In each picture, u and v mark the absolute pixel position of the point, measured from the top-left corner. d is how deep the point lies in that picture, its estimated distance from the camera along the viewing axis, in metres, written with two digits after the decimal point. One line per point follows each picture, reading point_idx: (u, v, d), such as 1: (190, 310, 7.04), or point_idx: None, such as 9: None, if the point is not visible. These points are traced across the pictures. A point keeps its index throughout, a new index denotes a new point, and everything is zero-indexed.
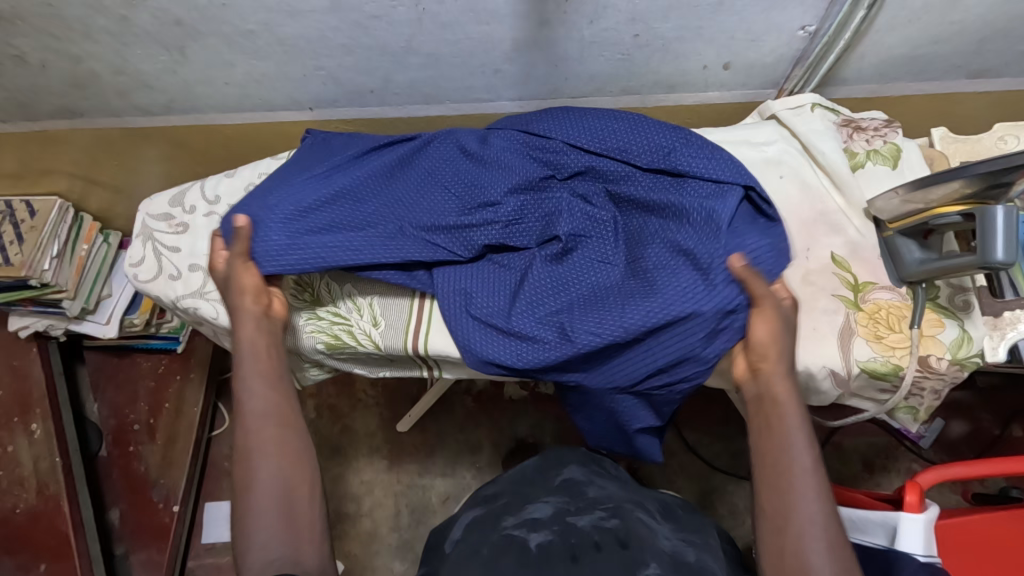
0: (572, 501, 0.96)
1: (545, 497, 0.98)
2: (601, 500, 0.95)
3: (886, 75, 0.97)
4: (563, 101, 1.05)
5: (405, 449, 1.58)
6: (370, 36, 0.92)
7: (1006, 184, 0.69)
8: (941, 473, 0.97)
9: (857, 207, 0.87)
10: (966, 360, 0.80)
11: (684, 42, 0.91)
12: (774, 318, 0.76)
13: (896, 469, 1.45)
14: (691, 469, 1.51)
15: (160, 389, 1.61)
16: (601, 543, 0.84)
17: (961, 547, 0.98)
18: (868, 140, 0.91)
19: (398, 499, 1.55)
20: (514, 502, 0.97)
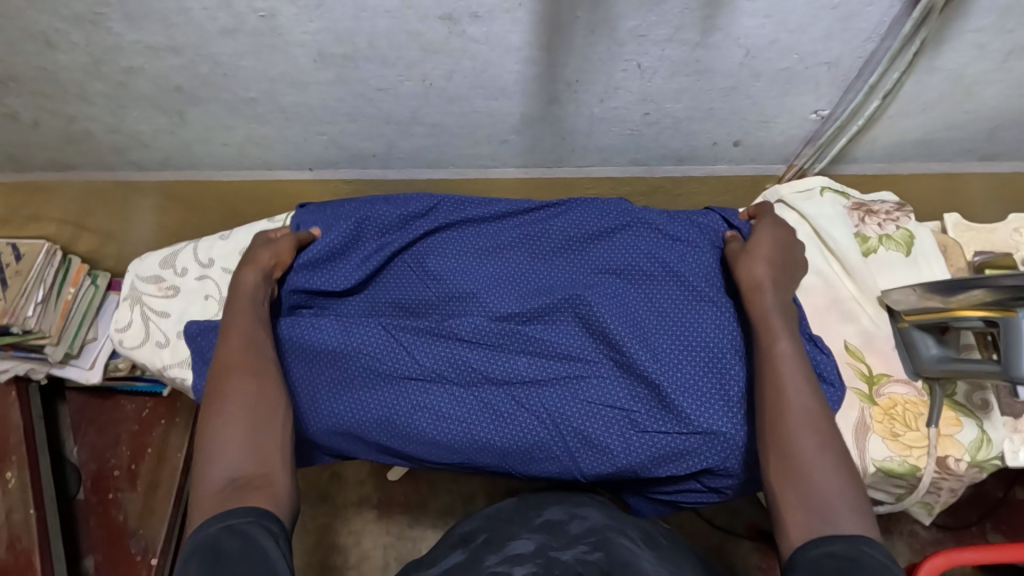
0: (556, 538, 0.79)
1: (527, 534, 0.81)
2: (584, 535, 0.79)
3: (896, 155, 0.96)
4: (568, 169, 1.04)
5: (395, 500, 1.53)
6: (374, 107, 0.89)
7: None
8: (950, 559, 0.94)
9: (870, 295, 0.85)
10: (985, 462, 0.77)
11: (694, 121, 0.90)
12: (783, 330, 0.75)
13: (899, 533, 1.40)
14: (690, 527, 1.44)
15: (143, 433, 1.54)
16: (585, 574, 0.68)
17: None
18: (880, 225, 0.89)
19: (387, 551, 1.49)
20: (496, 540, 0.82)
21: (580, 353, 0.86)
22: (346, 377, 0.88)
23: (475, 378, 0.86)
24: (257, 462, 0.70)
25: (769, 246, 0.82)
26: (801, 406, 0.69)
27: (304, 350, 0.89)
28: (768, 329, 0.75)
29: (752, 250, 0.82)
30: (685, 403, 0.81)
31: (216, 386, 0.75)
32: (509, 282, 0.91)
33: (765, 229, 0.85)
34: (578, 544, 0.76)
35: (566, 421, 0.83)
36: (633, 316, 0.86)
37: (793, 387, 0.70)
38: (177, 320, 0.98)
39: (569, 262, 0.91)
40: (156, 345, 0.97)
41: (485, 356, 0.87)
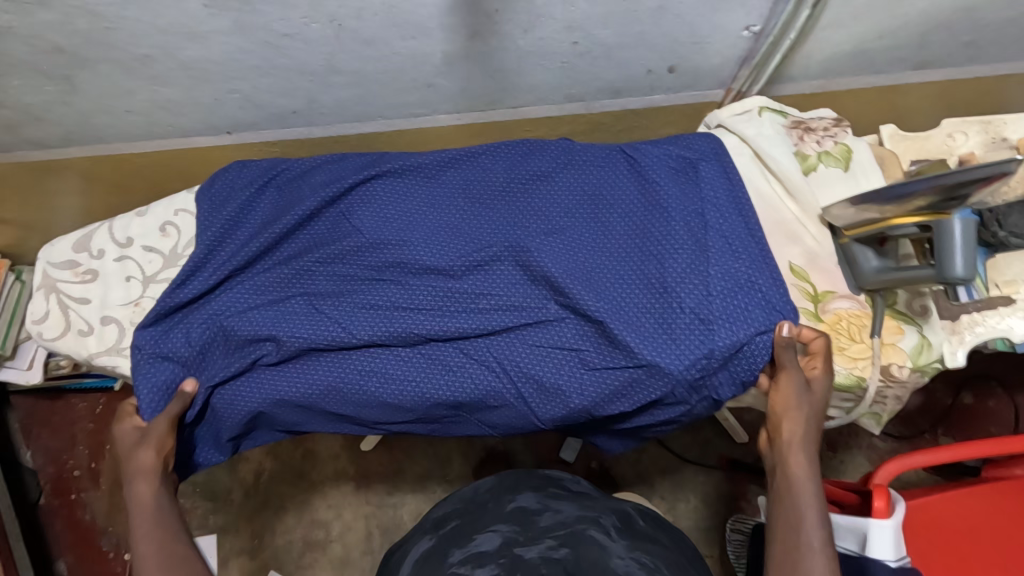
0: (523, 530, 0.84)
1: (496, 524, 0.85)
2: (552, 530, 0.85)
3: (832, 70, 0.95)
4: (504, 111, 0.99)
5: (372, 471, 1.46)
6: (284, 56, 0.83)
7: (1001, 214, 0.75)
8: (902, 463, 0.94)
9: (812, 214, 0.85)
10: (927, 366, 0.79)
11: (625, 49, 0.86)
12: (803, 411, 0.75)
13: (858, 446, 1.42)
14: (663, 464, 1.44)
15: (100, 430, 1.48)
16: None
17: (926, 528, 0.95)
18: (819, 141, 0.88)
19: (369, 521, 1.43)
20: (466, 530, 0.85)
21: (525, 298, 0.84)
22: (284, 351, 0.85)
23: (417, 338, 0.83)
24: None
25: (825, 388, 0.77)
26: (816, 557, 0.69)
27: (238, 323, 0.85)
28: (794, 508, 0.72)
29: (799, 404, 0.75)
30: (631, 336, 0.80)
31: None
32: (444, 234, 0.87)
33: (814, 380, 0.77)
34: (544, 538, 0.84)
35: (514, 368, 0.82)
36: (573, 255, 0.84)
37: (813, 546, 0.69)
38: (100, 306, 0.92)
39: (505, 207, 0.88)
40: (80, 334, 0.91)
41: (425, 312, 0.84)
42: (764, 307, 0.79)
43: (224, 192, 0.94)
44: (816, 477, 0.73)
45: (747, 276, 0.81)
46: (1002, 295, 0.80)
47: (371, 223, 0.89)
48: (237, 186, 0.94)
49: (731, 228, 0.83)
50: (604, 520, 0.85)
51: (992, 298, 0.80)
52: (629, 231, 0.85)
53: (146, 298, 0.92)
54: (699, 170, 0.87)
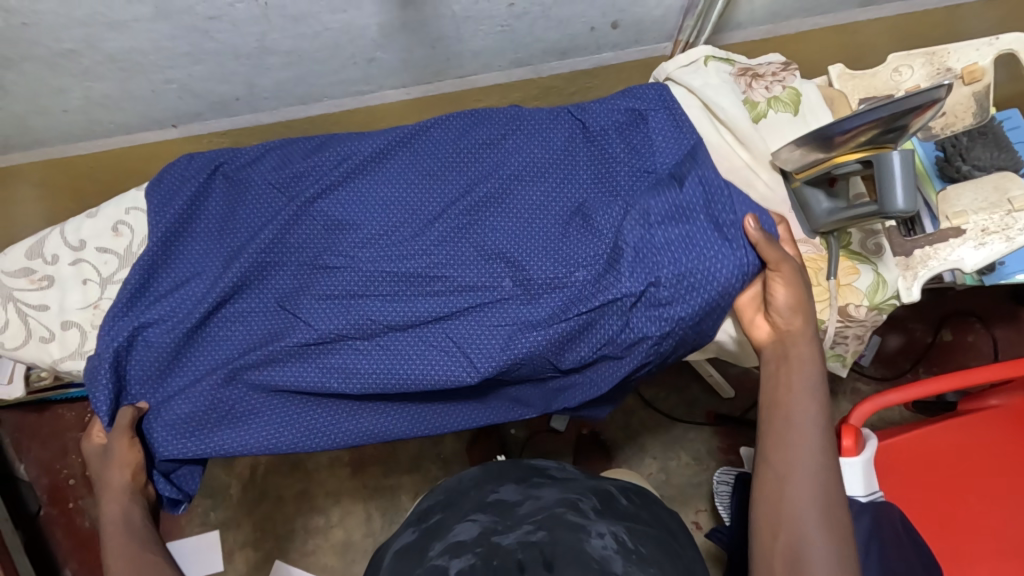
0: (503, 519, 0.76)
1: (473, 515, 0.78)
2: (532, 514, 0.75)
3: (778, 13, 0.94)
4: (452, 82, 0.98)
5: (366, 454, 1.47)
6: (214, 40, 0.80)
7: (965, 148, 0.85)
8: (875, 402, 0.94)
9: (763, 161, 0.84)
10: (883, 304, 0.80)
11: (563, 6, 0.84)
12: (793, 279, 0.76)
13: (843, 391, 1.44)
14: (652, 424, 1.46)
15: None
16: (525, 563, 0.64)
17: (898, 467, 0.97)
18: (767, 87, 0.87)
19: (368, 503, 1.44)
20: (445, 525, 0.79)
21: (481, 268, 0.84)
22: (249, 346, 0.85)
23: (380, 320, 0.83)
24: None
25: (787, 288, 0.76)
26: (808, 436, 0.69)
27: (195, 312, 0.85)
28: (784, 386, 0.72)
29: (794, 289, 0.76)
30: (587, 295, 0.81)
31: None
32: (397, 208, 0.88)
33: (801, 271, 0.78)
34: (522, 524, 0.72)
35: (473, 335, 0.83)
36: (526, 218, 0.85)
37: (804, 424, 0.70)
38: (58, 312, 0.91)
39: (456, 177, 0.88)
40: (43, 341, 0.90)
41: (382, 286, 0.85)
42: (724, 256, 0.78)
43: (170, 186, 0.92)
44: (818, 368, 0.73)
45: (702, 225, 0.80)
46: (952, 227, 0.80)
47: (325, 209, 0.88)
48: (179, 178, 0.93)
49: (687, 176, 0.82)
50: (584, 505, 0.79)
51: (943, 230, 0.80)
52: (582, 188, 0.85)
53: (104, 300, 0.91)
54: (649, 122, 0.86)
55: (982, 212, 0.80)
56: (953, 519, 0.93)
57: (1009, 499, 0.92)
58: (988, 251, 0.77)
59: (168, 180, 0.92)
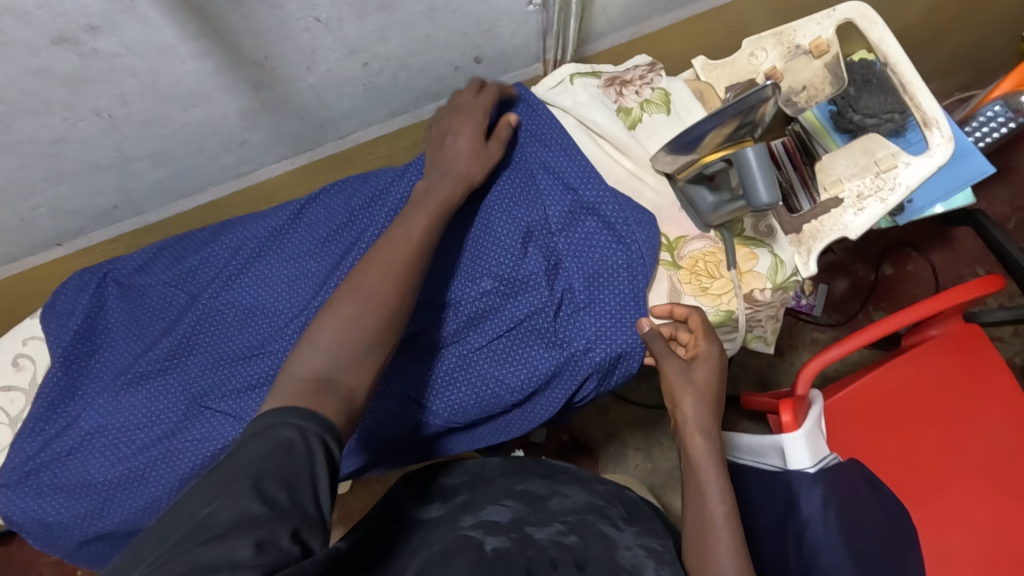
0: (532, 512, 0.78)
1: (505, 500, 0.79)
2: (563, 514, 0.77)
3: (638, 15, 0.95)
4: (333, 144, 0.97)
5: None
6: (68, 161, 0.78)
7: (853, 99, 0.88)
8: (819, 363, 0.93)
9: (646, 166, 0.85)
10: (786, 282, 0.81)
11: (419, 55, 0.83)
12: (681, 368, 0.75)
13: (803, 345, 1.46)
14: (628, 417, 1.46)
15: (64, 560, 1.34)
16: (557, 561, 0.68)
17: (858, 412, 0.97)
18: (638, 92, 0.88)
19: None
20: (476, 500, 0.79)
21: None
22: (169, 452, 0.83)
23: None
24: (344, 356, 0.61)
25: (677, 370, 0.74)
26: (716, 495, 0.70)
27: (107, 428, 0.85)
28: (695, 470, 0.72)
29: (684, 386, 0.74)
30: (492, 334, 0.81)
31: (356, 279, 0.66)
32: (291, 284, 0.87)
33: (700, 355, 0.75)
34: (554, 522, 0.75)
35: (389, 397, 0.81)
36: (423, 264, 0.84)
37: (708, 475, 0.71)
38: None
39: (347, 238, 0.87)
40: None
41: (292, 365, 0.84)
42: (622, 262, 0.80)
43: (61, 306, 0.90)
44: (712, 440, 0.73)
45: (598, 238, 0.81)
46: (832, 197, 0.82)
47: (223, 298, 0.87)
48: (64, 300, 0.91)
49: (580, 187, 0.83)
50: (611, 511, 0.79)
51: (824, 202, 0.82)
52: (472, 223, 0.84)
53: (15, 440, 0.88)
54: (524, 141, 0.86)
55: (857, 177, 0.82)
56: (927, 461, 0.93)
57: (983, 433, 0.93)
58: (867, 214, 0.80)
59: (64, 285, 0.92)
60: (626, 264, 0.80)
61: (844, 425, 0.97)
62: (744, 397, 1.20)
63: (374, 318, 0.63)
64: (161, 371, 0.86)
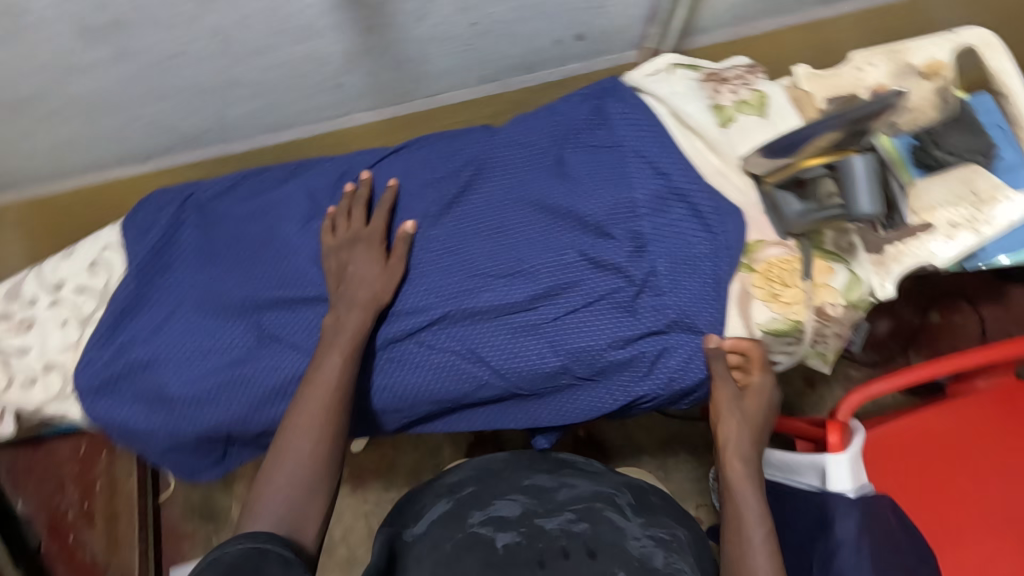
0: (542, 502, 0.86)
1: (513, 493, 0.87)
2: (571, 502, 0.86)
3: (743, 15, 0.94)
4: (421, 101, 0.98)
5: (365, 470, 1.46)
6: (177, 77, 0.80)
7: (937, 134, 0.84)
8: (864, 394, 0.92)
9: (733, 164, 0.85)
10: (860, 301, 0.80)
11: (526, 23, 0.84)
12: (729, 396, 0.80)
13: (834, 379, 1.44)
14: (647, 423, 1.46)
15: (82, 470, 1.35)
16: (569, 550, 0.79)
17: (894, 449, 0.95)
18: (734, 91, 0.88)
19: (370, 519, 1.44)
20: (483, 494, 0.87)
21: (465, 286, 0.85)
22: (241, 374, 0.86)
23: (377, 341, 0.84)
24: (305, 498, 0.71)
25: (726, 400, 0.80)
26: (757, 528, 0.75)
27: (182, 340, 0.88)
28: (733, 500, 0.78)
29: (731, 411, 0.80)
30: (569, 305, 0.84)
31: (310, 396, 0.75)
32: (372, 224, 0.88)
33: (751, 386, 0.82)
34: (564, 512, 0.84)
35: (461, 350, 0.84)
36: (506, 228, 0.87)
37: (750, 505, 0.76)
38: (39, 354, 0.90)
39: (434, 190, 0.89)
40: (23, 386, 0.89)
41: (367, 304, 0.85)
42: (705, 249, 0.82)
43: (144, 220, 0.94)
44: (753, 473, 0.79)
45: (685, 223, 0.83)
46: (922, 222, 0.80)
47: (304, 231, 0.90)
48: (147, 215, 0.94)
49: (670, 172, 0.84)
50: (620, 500, 0.87)
51: (913, 226, 0.80)
52: (559, 196, 0.86)
53: (85, 339, 0.91)
54: (611, 120, 0.88)
55: (951, 206, 0.80)
56: (960, 509, 0.90)
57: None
58: (956, 244, 0.79)
59: (147, 197, 0.96)
60: (710, 254, 0.82)
61: (877, 459, 0.96)
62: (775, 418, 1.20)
63: (304, 468, 0.72)
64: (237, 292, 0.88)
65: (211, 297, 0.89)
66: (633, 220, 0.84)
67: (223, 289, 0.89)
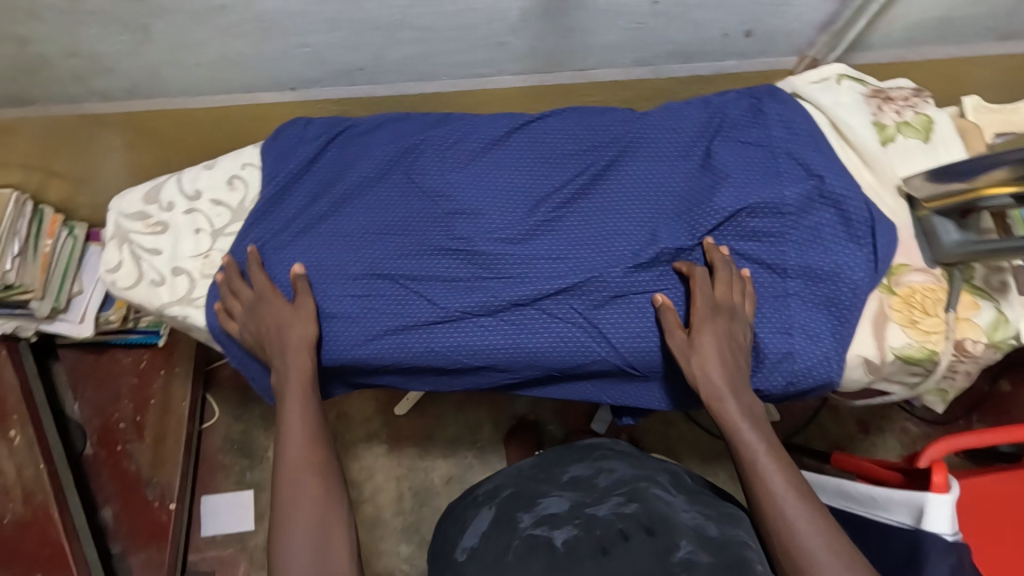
0: (588, 493, 0.80)
1: (556, 492, 0.81)
2: (614, 488, 0.80)
3: (913, 39, 0.93)
4: (570, 74, 0.98)
5: (404, 433, 1.46)
6: (360, 9, 0.83)
7: None
8: (952, 442, 0.93)
9: (889, 184, 0.84)
10: (1001, 342, 0.79)
11: (703, 9, 0.85)
12: (720, 333, 0.78)
13: (891, 428, 1.40)
14: (692, 438, 1.44)
15: (143, 386, 1.37)
16: (628, 531, 0.71)
17: (972, 499, 0.97)
18: (898, 112, 0.86)
19: (401, 482, 1.43)
20: (524, 497, 0.81)
21: (596, 259, 0.85)
22: (366, 310, 0.87)
23: (503, 299, 0.85)
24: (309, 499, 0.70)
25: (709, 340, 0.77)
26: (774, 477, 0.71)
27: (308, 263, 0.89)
28: (749, 465, 0.73)
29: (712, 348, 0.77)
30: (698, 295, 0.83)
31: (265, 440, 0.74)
32: (512, 183, 0.89)
33: (698, 335, 0.78)
34: (611, 497, 0.78)
35: (581, 321, 0.85)
36: (645, 208, 0.86)
37: (766, 466, 0.72)
38: (170, 257, 0.93)
39: (576, 159, 0.89)
40: (152, 285, 0.92)
41: (498, 260, 0.87)
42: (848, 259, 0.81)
43: (285, 145, 0.96)
44: (759, 430, 0.74)
45: (830, 231, 0.82)
46: None
47: (443, 179, 0.91)
48: (291, 141, 0.96)
49: (825, 180, 0.83)
50: (662, 479, 0.83)
51: None
52: (705, 185, 0.86)
53: (215, 250, 0.93)
54: (767, 118, 0.87)
55: None
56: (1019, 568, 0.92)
57: None
58: None
59: (288, 125, 0.98)
60: (852, 266, 0.81)
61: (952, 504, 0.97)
62: (836, 455, 1.22)
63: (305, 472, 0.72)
64: (371, 228, 0.90)
65: (344, 227, 0.91)
66: (776, 222, 0.83)
67: (357, 222, 0.91)
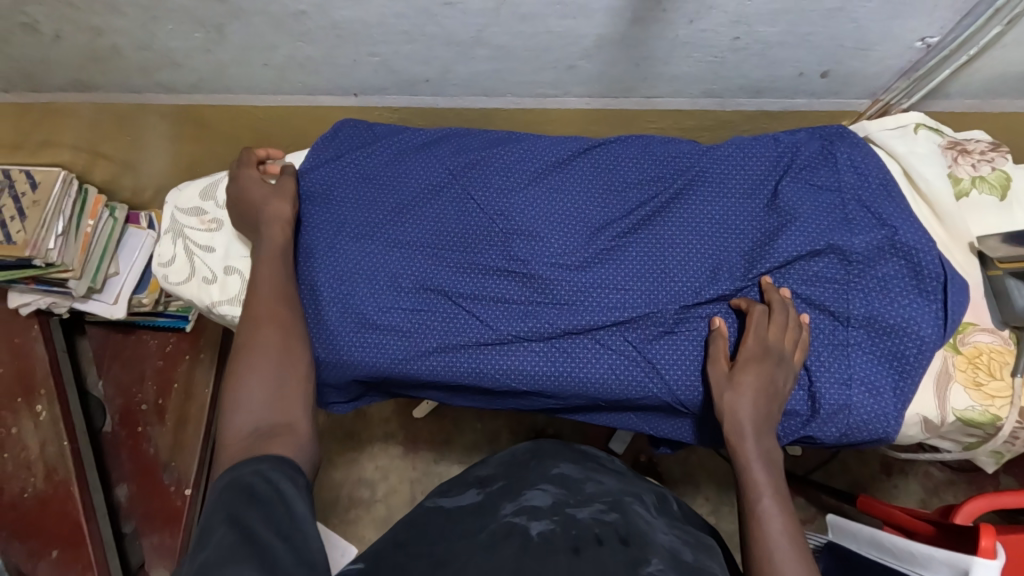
0: (571, 493, 0.75)
1: (542, 485, 0.76)
2: (599, 495, 0.75)
3: (992, 91, 0.90)
4: (635, 100, 0.97)
5: (420, 436, 1.45)
6: (437, 25, 0.82)
7: None
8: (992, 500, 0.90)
9: (961, 241, 0.82)
10: None
11: (783, 48, 0.83)
12: (764, 372, 0.75)
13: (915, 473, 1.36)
14: (710, 466, 1.41)
15: (167, 369, 1.37)
16: (602, 537, 0.64)
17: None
18: (974, 165, 0.84)
19: (414, 486, 1.42)
20: (513, 488, 0.77)
21: (651, 292, 0.84)
22: (418, 324, 0.86)
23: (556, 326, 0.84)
24: (283, 409, 0.69)
25: (750, 377, 0.74)
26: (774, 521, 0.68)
27: (360, 272, 0.88)
28: (752, 500, 0.70)
29: (749, 385, 0.74)
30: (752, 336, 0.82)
31: (245, 329, 0.75)
32: (572, 208, 0.89)
33: (741, 374, 0.75)
34: (594, 503, 0.72)
35: (631, 353, 0.83)
36: (706, 243, 0.85)
37: (768, 509, 0.69)
38: (223, 256, 0.93)
39: (639, 188, 0.88)
40: (203, 282, 0.92)
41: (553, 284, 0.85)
42: (915, 315, 0.78)
43: (341, 148, 0.95)
44: (773, 473, 0.71)
45: (898, 284, 0.80)
46: None
47: (503, 198, 0.90)
48: (348, 143, 0.95)
49: (895, 232, 0.81)
50: (646, 499, 0.78)
51: None
52: (771, 225, 0.84)
53: None
54: (839, 162, 0.85)
55: None
56: None
57: None
58: None
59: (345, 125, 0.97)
60: (920, 322, 0.78)
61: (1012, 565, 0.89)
62: (860, 496, 1.15)
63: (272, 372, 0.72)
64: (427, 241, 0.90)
65: (399, 238, 0.90)
66: (841, 270, 0.81)
67: (413, 234, 0.90)
